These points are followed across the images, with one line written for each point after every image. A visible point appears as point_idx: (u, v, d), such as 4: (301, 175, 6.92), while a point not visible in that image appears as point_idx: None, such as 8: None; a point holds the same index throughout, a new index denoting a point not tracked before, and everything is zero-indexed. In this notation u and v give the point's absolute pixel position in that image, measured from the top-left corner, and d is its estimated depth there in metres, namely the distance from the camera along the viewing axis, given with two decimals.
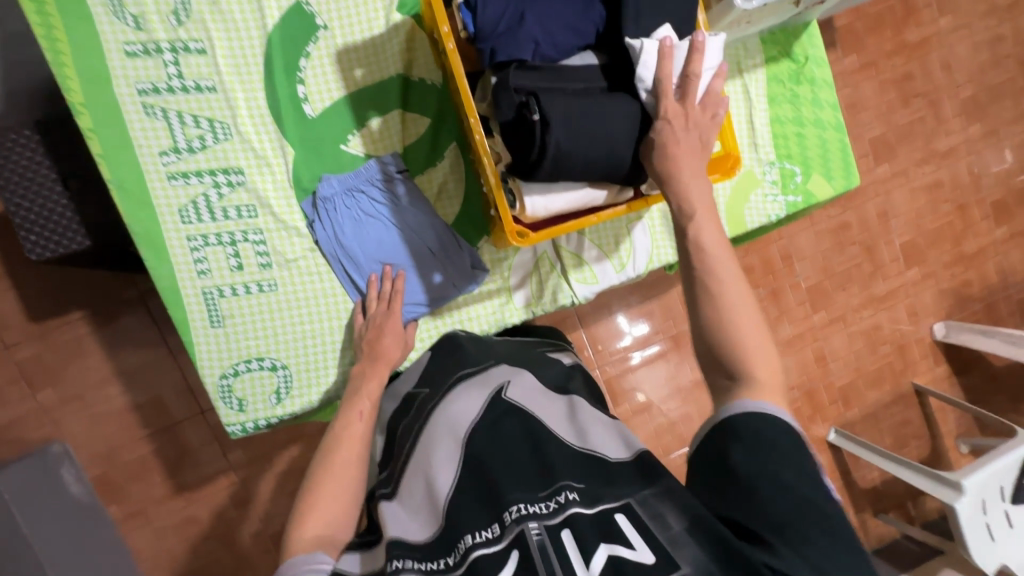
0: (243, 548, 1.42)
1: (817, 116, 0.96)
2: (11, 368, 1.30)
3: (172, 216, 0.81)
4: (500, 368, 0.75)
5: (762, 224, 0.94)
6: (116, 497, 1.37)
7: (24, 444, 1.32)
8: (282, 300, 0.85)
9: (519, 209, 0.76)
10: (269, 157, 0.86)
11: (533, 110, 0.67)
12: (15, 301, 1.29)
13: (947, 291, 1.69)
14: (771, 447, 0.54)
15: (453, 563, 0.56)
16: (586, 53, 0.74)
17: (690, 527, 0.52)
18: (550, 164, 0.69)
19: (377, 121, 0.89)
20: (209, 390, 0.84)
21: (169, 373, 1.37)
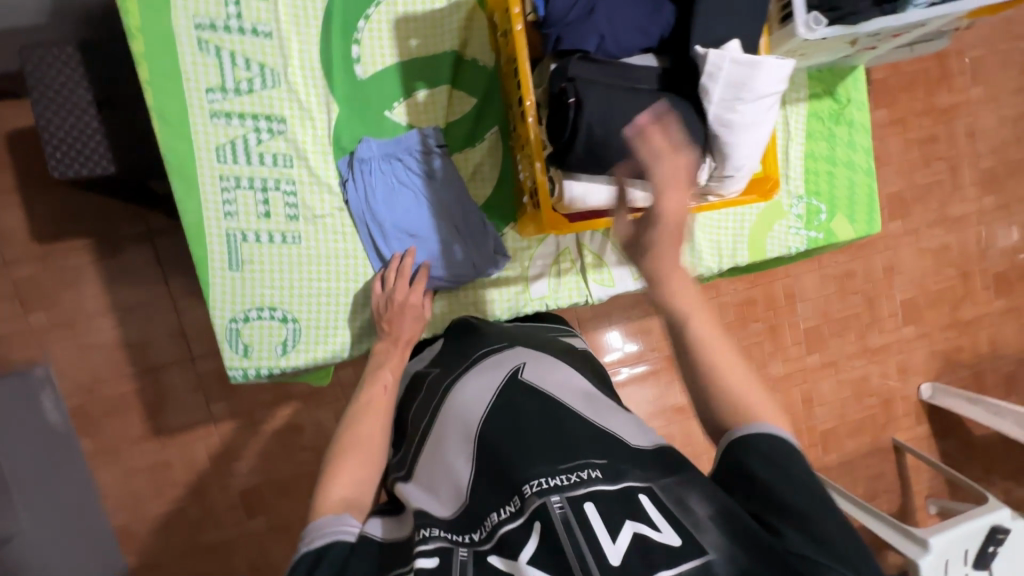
0: (210, 499, 1.41)
1: (850, 157, 0.98)
2: (7, 285, 1.29)
3: (208, 153, 0.82)
4: (513, 351, 0.76)
5: (781, 254, 0.97)
6: (90, 430, 1.35)
7: (7, 363, 1.30)
8: (304, 254, 0.86)
9: (558, 196, 0.77)
10: (314, 111, 0.86)
11: (568, 94, 0.69)
12: (22, 219, 1.28)
13: (938, 354, 1.71)
14: (776, 451, 0.57)
15: (479, 538, 0.57)
16: (648, 55, 0.76)
17: (715, 516, 0.53)
18: (581, 146, 0.70)
19: (425, 93, 0.89)
20: (217, 331, 0.84)
21: (165, 314, 1.35)
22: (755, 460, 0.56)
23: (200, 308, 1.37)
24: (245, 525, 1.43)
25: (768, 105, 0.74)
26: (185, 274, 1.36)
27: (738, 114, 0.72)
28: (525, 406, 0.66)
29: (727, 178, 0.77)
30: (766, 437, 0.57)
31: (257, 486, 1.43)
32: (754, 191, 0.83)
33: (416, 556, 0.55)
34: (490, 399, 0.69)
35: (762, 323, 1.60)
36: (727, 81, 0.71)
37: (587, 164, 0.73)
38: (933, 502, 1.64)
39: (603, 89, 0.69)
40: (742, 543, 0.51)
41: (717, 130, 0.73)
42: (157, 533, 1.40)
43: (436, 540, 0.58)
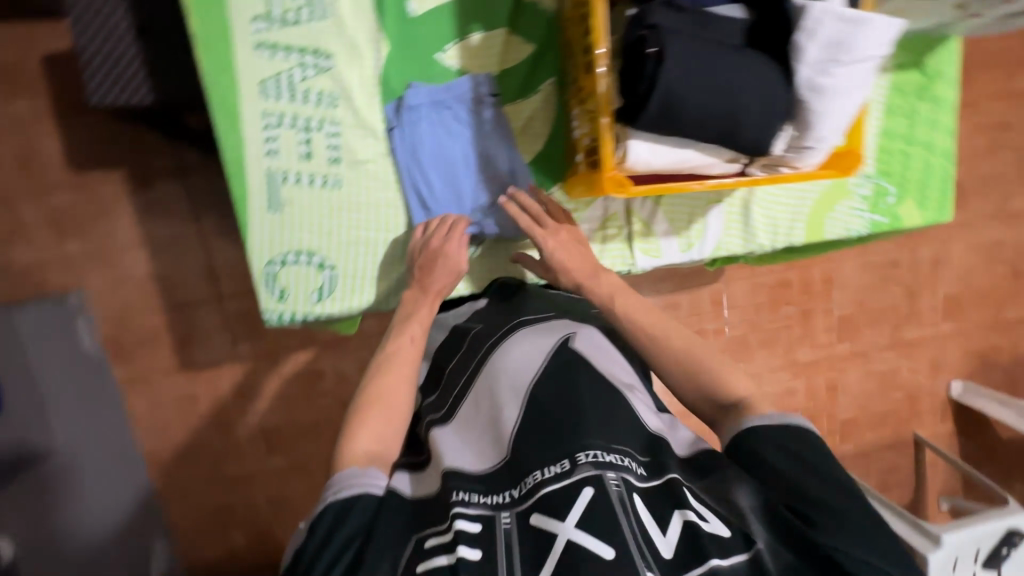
0: (234, 434, 1.45)
1: (929, 138, 1.00)
2: (43, 211, 1.30)
3: (252, 87, 0.82)
4: (561, 321, 0.80)
5: (841, 235, 1.02)
6: (122, 359, 1.39)
7: (43, 288, 1.33)
8: (344, 197, 0.89)
9: (621, 157, 0.74)
10: (362, 49, 0.87)
11: (649, 44, 0.66)
12: (58, 145, 1.27)
13: (974, 353, 1.66)
14: (797, 446, 0.62)
15: (517, 496, 0.61)
16: (735, 6, 0.73)
17: (757, 509, 0.59)
18: (658, 105, 0.67)
19: (479, 35, 0.91)
20: (255, 274, 0.87)
21: (195, 252, 1.36)
22: (776, 453, 0.62)
23: (230, 248, 1.37)
24: (266, 461, 1.48)
25: (865, 71, 0.71)
26: (215, 212, 1.35)
27: (833, 77, 0.70)
28: (580, 375, 0.70)
29: (807, 149, 0.75)
30: (788, 426, 0.64)
31: (278, 426, 1.47)
32: (833, 167, 0.80)
33: (456, 518, 0.59)
34: (544, 361, 0.72)
35: (794, 307, 1.56)
36: (827, 40, 0.68)
37: (658, 124, 0.69)
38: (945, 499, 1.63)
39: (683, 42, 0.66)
40: (784, 538, 0.57)
41: (805, 93, 0.71)
42: (183, 461, 1.45)
43: (474, 504, 0.61)
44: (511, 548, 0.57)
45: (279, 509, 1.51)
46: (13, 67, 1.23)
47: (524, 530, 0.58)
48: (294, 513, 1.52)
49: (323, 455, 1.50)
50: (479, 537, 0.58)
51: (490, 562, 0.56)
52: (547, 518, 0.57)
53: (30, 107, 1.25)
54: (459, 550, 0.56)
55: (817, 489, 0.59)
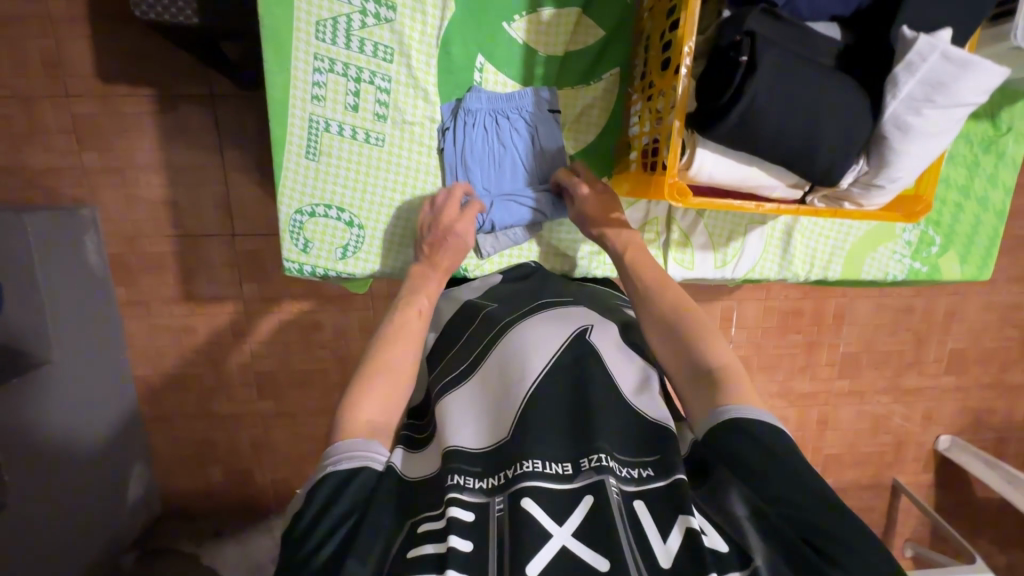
0: (227, 372, 1.45)
1: (986, 193, 0.99)
2: (65, 118, 1.26)
3: (308, 28, 0.83)
4: (579, 309, 0.81)
5: (878, 278, 1.01)
6: (126, 281, 1.37)
7: (55, 196, 1.30)
8: (383, 156, 0.90)
9: (686, 162, 0.74)
10: (427, 5, 0.87)
11: (742, 51, 0.64)
12: (89, 52, 1.23)
13: (968, 410, 1.66)
14: (771, 444, 0.61)
15: (491, 487, 0.61)
16: (832, 25, 0.73)
17: (752, 518, 0.60)
18: (737, 117, 0.65)
19: (550, 11, 0.90)
20: (282, 221, 0.89)
21: (213, 183, 1.33)
22: (754, 453, 0.61)
23: (249, 186, 1.33)
24: (255, 404, 1.48)
25: (955, 116, 0.70)
26: (239, 146, 1.31)
27: (921, 117, 0.69)
28: (593, 370, 0.71)
29: (875, 187, 0.74)
30: (760, 422, 0.63)
31: (273, 372, 1.47)
32: (903, 210, 0.82)
33: (450, 505, 0.58)
34: (557, 351, 0.73)
35: (801, 337, 1.55)
36: (927, 77, 0.67)
37: (734, 136, 0.68)
38: (911, 545, 1.65)
39: (780, 55, 0.64)
40: (782, 553, 0.57)
41: (889, 129, 0.70)
42: (173, 391, 1.46)
43: (470, 491, 0.61)
44: (502, 540, 0.56)
45: (261, 452, 1.52)
46: None
47: (514, 514, 0.57)
48: (276, 457, 1.53)
49: (313, 406, 1.50)
50: (472, 526, 0.57)
51: (480, 553, 0.55)
52: (542, 515, 0.56)
53: (65, 8, 1.21)
54: (450, 539, 0.55)
55: (800, 499, 0.58)
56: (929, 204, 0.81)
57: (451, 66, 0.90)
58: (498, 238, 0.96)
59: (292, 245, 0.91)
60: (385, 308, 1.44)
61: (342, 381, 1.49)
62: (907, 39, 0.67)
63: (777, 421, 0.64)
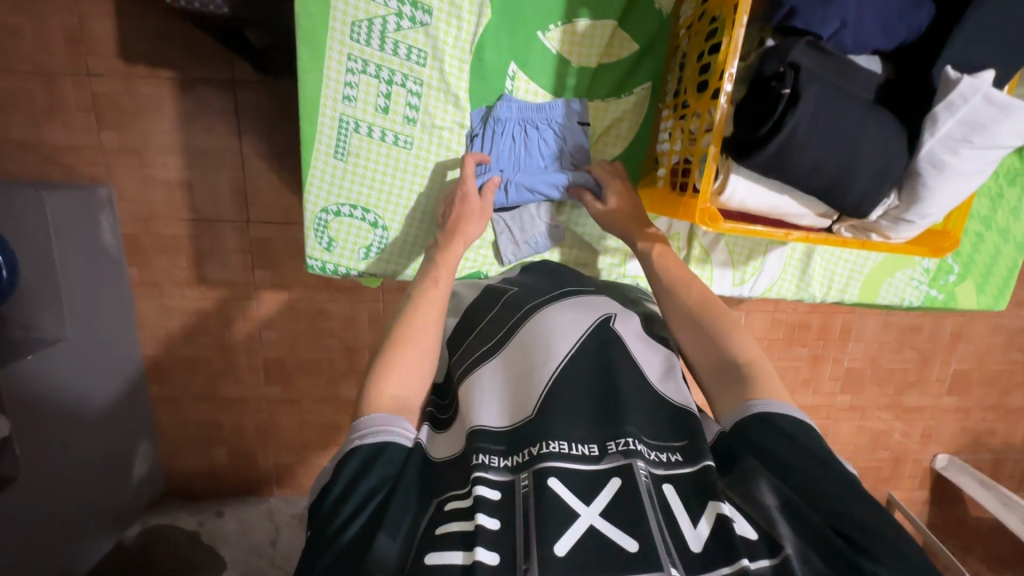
0: (236, 357, 1.46)
1: (1008, 225, 0.99)
2: (86, 96, 1.26)
3: (343, 28, 0.84)
4: (603, 299, 0.81)
5: (893, 303, 1.03)
6: (139, 262, 1.38)
7: (72, 174, 1.30)
8: (411, 159, 0.91)
9: (717, 189, 0.75)
10: (463, 10, 0.86)
11: (785, 83, 0.65)
12: (111, 31, 1.23)
13: (967, 430, 1.67)
14: (804, 441, 0.63)
15: (519, 462, 0.62)
16: (874, 58, 0.74)
17: (782, 509, 0.60)
18: (774, 147, 0.67)
19: (585, 23, 0.89)
20: (307, 219, 0.91)
21: (230, 169, 1.33)
22: (788, 448, 0.63)
23: (266, 174, 1.33)
24: (262, 389, 1.50)
25: (990, 158, 0.72)
26: (258, 134, 1.31)
27: (957, 156, 0.71)
28: (615, 356, 0.73)
29: (905, 222, 0.76)
30: (795, 421, 0.65)
31: (281, 359, 1.48)
32: (929, 248, 0.84)
33: (477, 483, 0.59)
34: (581, 337, 0.74)
35: (806, 350, 1.56)
36: (966, 118, 0.68)
37: (768, 167, 0.70)
38: None
39: (819, 92, 0.66)
40: (813, 546, 0.57)
41: (925, 165, 0.72)
42: (182, 372, 1.47)
43: (494, 468, 0.62)
44: (528, 514, 0.57)
45: (266, 437, 1.54)
46: None
47: (540, 491, 0.58)
48: (280, 443, 1.55)
49: (319, 394, 1.51)
50: (498, 504, 0.58)
51: (508, 529, 0.56)
52: (569, 495, 0.58)
53: None
54: (478, 517, 0.56)
55: (834, 493, 0.59)
56: (956, 241, 0.84)
57: (483, 71, 0.90)
58: (518, 245, 0.98)
59: (316, 243, 0.93)
60: (395, 301, 1.45)
61: (349, 370, 1.50)
62: (949, 80, 0.69)
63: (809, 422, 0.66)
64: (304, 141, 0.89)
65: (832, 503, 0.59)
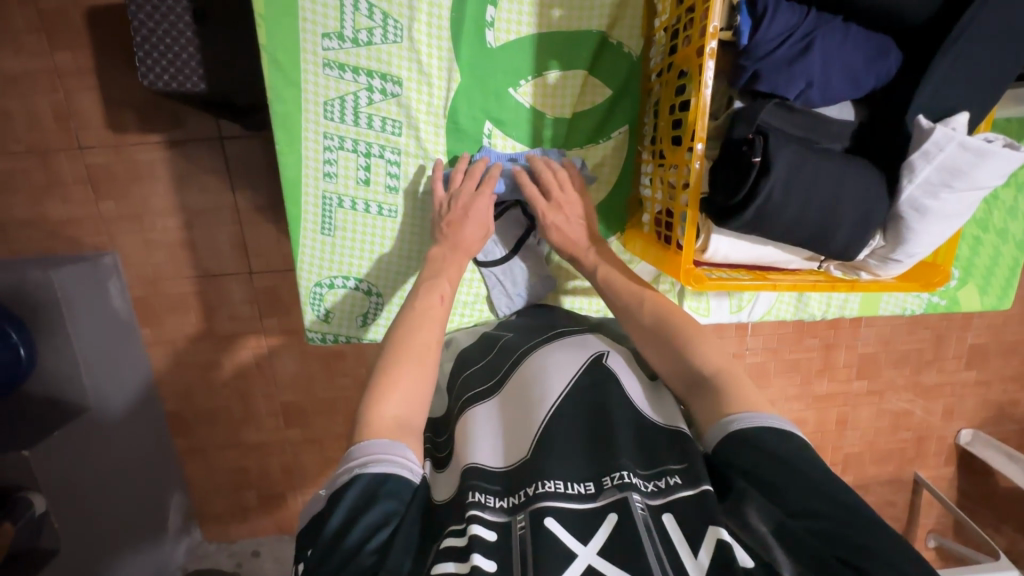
0: (255, 404, 1.49)
1: (1005, 225, 0.99)
2: (80, 169, 1.29)
3: (316, 108, 0.85)
4: (594, 337, 0.82)
5: (895, 313, 1.03)
6: (150, 322, 1.41)
7: (77, 245, 1.33)
8: (398, 226, 0.93)
9: (700, 246, 0.78)
10: (432, 75, 0.87)
11: (756, 151, 0.67)
12: (98, 103, 1.25)
13: (990, 403, 1.65)
14: (784, 454, 0.61)
15: (516, 503, 0.62)
16: (847, 105, 0.78)
17: (775, 532, 0.59)
18: (753, 212, 0.69)
19: (556, 74, 0.90)
20: (303, 293, 0.94)
21: (228, 224, 1.35)
22: (772, 466, 0.61)
23: (263, 225, 1.35)
24: (283, 432, 1.53)
25: (972, 198, 0.73)
26: (252, 186, 1.33)
27: (937, 201, 0.72)
28: (612, 393, 0.72)
29: (892, 260, 0.77)
30: (777, 433, 0.64)
31: (298, 401, 1.50)
32: (920, 282, 0.85)
33: (473, 523, 0.59)
34: (575, 376, 0.74)
35: (818, 340, 1.54)
36: (943, 164, 0.69)
37: (749, 227, 0.71)
38: (933, 537, 1.71)
39: (793, 151, 0.67)
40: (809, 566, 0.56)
41: (905, 210, 0.73)
42: (204, 423, 1.50)
43: (490, 509, 0.62)
44: (526, 556, 0.56)
45: (292, 476, 1.57)
46: (56, 17, 1.18)
47: (537, 532, 0.57)
48: (306, 481, 1.58)
49: (338, 431, 1.54)
50: (494, 546, 0.58)
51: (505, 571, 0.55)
52: (566, 535, 0.57)
53: (71, 61, 1.22)
54: (473, 558, 0.55)
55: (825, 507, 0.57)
56: (947, 274, 0.85)
57: (460, 134, 0.91)
58: (512, 297, 0.97)
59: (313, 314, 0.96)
60: None
61: None
62: (921, 128, 0.71)
63: (787, 427, 0.64)
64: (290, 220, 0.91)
65: (819, 518, 0.57)
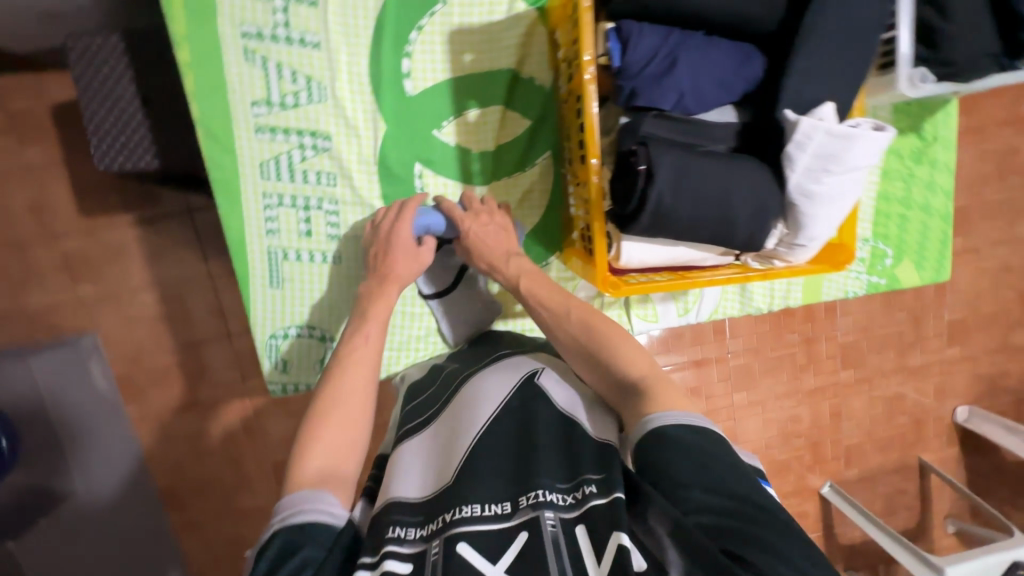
0: (245, 469, 1.47)
1: (926, 200, 1.04)
2: (56, 256, 1.32)
3: (252, 169, 0.89)
4: (530, 356, 0.85)
5: (839, 297, 1.05)
6: (134, 398, 1.40)
7: (56, 330, 1.35)
8: (343, 271, 0.95)
9: (614, 255, 0.82)
10: (359, 127, 0.92)
11: (639, 160, 0.72)
12: (69, 191, 1.30)
13: (981, 377, 1.65)
14: (699, 450, 0.62)
15: (432, 531, 0.63)
16: (727, 108, 0.82)
17: (671, 533, 0.58)
18: (647, 217, 0.73)
19: (476, 112, 0.95)
20: (258, 346, 0.96)
21: (203, 292, 1.38)
22: (683, 463, 0.61)
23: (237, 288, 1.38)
24: (276, 494, 1.49)
25: (855, 177, 0.77)
26: (222, 252, 1.37)
27: (823, 185, 0.76)
28: (539, 410, 0.75)
29: (798, 246, 0.81)
30: (693, 430, 0.64)
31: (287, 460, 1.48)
32: (825, 260, 0.89)
33: (387, 557, 0.60)
34: (506, 398, 0.77)
35: (797, 335, 1.55)
36: (818, 151, 0.74)
37: (651, 231, 0.76)
38: (952, 521, 1.66)
39: (674, 157, 0.72)
40: (696, 564, 0.55)
41: (797, 198, 0.77)
42: (198, 495, 1.46)
43: (409, 542, 0.63)
44: None
45: None
46: (24, 118, 1.25)
47: (449, 559, 0.59)
48: None
49: None
50: None
51: None
52: (478, 558, 0.59)
53: (42, 155, 1.27)
54: None
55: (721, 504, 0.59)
56: (851, 252, 0.87)
57: (393, 178, 0.95)
58: (457, 327, 1.00)
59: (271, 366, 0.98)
60: None
61: None
62: (791, 122, 0.76)
63: (705, 424, 0.65)
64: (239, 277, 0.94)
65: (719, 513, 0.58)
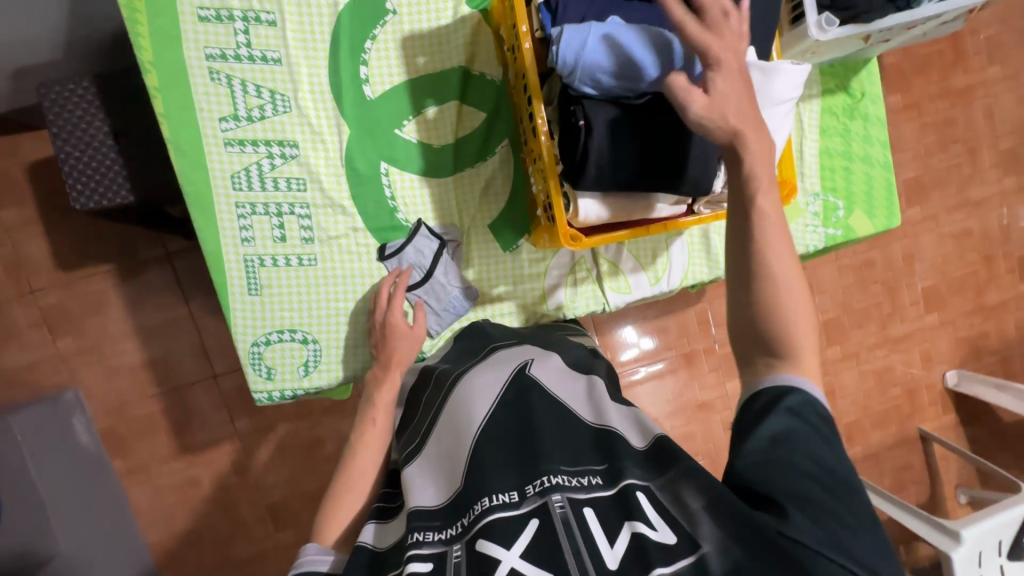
0: (239, 515, 1.42)
1: (866, 152, 1.11)
2: (35, 313, 1.32)
3: (224, 180, 0.92)
4: (518, 348, 0.87)
5: (800, 251, 1.08)
6: (120, 451, 1.37)
7: (38, 388, 1.33)
8: (320, 273, 0.98)
9: (572, 214, 0.86)
10: (324, 134, 0.97)
11: (578, 117, 0.79)
12: (47, 247, 1.31)
13: (963, 341, 1.68)
14: (809, 416, 0.61)
15: (464, 529, 0.63)
16: None
17: (708, 507, 0.57)
18: (591, 166, 0.80)
19: (433, 109, 1.00)
20: (242, 354, 0.96)
21: (186, 333, 1.37)
22: (787, 421, 0.60)
23: (221, 327, 1.39)
24: (274, 537, 1.43)
25: (782, 110, 0.85)
26: (204, 292, 1.37)
27: None
28: (535, 399, 0.75)
29: None
30: (807, 397, 0.62)
31: (283, 500, 1.43)
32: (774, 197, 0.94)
33: (409, 561, 0.61)
34: (501, 389, 0.77)
35: None
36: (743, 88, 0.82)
37: (602, 183, 0.82)
38: (963, 491, 1.61)
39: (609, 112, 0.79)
40: (736, 536, 0.54)
41: None
42: (191, 549, 1.41)
43: (428, 544, 0.63)
44: None
45: None
46: None
47: (472, 558, 0.59)
48: None
49: None
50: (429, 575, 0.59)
51: None
52: (494, 545, 0.58)
53: (17, 215, 1.29)
54: None
55: (808, 470, 0.57)
56: (793, 186, 0.94)
57: (360, 178, 0.98)
58: (440, 314, 1.02)
59: (256, 374, 0.98)
60: None
61: None
62: None
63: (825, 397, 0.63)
64: (217, 288, 0.96)
65: (806, 479, 0.57)
